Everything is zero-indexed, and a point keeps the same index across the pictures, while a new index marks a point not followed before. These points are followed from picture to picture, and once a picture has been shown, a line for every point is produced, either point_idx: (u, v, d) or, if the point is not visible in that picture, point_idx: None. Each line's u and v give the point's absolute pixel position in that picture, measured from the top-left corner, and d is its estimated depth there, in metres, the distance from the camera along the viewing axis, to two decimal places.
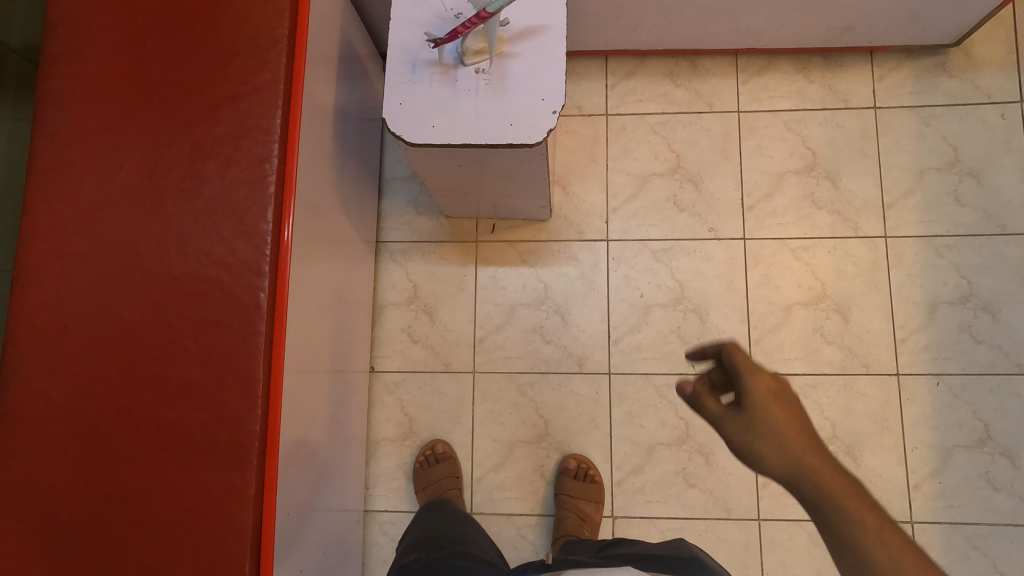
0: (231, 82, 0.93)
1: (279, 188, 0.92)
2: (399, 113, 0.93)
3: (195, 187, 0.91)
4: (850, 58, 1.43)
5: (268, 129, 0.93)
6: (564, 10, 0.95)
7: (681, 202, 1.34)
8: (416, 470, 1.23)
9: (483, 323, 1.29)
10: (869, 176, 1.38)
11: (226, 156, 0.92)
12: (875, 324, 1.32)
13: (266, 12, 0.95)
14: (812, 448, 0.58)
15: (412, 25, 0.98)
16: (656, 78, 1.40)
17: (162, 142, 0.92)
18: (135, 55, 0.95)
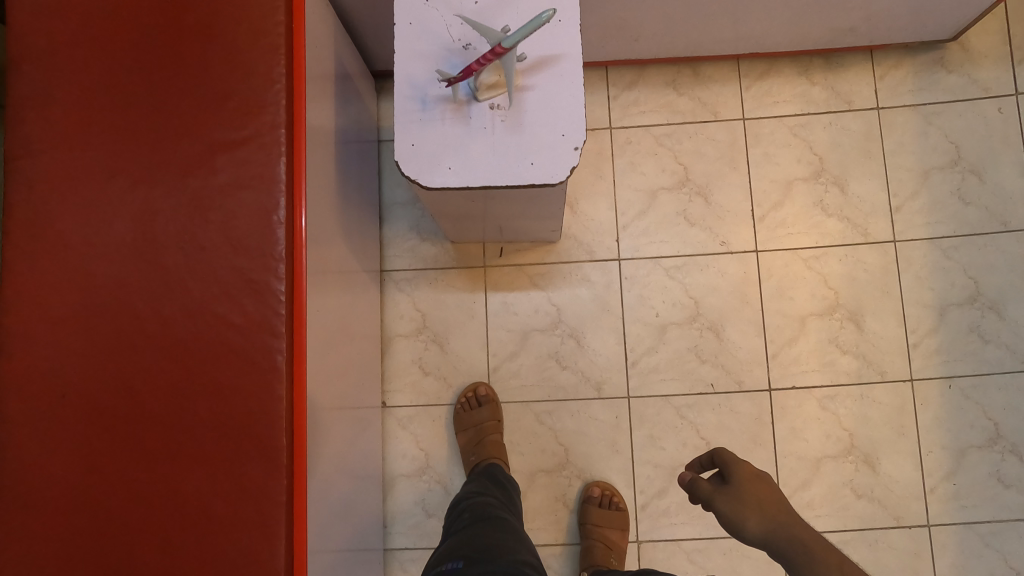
0: (228, 126, 0.85)
1: (289, 242, 0.85)
2: (412, 156, 0.86)
3: (196, 243, 0.84)
4: (851, 58, 1.37)
5: (273, 178, 0.85)
6: (580, 35, 0.87)
7: (691, 216, 1.31)
8: (459, 411, 1.21)
9: (497, 351, 1.26)
10: (875, 179, 1.34)
11: (229, 209, 0.84)
12: (889, 330, 1.31)
13: (261, 46, 0.86)
14: (778, 517, 0.71)
15: (419, 58, 0.88)
16: (658, 87, 1.35)
17: (157, 196, 0.85)
18: (119, 95, 0.86)
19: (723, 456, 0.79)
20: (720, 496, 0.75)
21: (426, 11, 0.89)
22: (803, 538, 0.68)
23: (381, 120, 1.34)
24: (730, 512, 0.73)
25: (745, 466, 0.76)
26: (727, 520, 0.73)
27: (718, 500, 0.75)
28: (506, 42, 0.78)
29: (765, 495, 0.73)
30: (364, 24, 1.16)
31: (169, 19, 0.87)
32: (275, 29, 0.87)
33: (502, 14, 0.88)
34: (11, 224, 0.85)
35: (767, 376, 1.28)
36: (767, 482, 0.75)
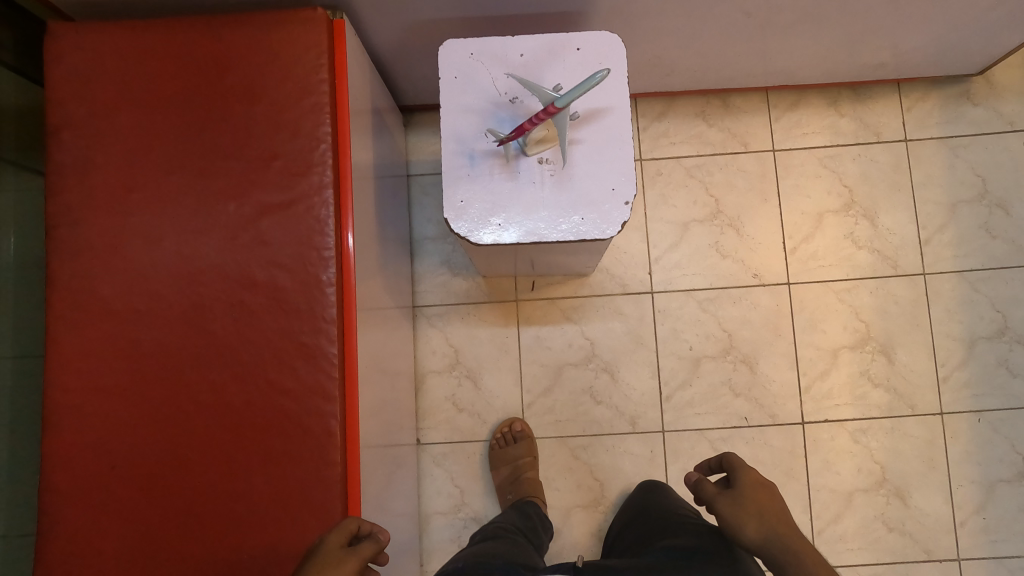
0: (276, 187, 0.84)
1: (340, 304, 0.84)
2: (462, 212, 0.85)
3: (246, 309, 0.82)
4: (879, 90, 1.38)
5: (321, 239, 0.83)
6: (627, 87, 0.87)
7: (724, 248, 1.30)
8: (494, 448, 1.20)
9: (531, 386, 1.25)
10: (904, 211, 1.35)
11: (279, 272, 0.83)
12: (919, 363, 1.32)
13: (305, 106, 0.85)
14: (773, 524, 0.76)
15: (465, 111, 0.87)
16: (688, 118, 1.34)
17: (206, 260, 0.83)
18: (165, 158, 0.84)
19: (732, 462, 0.85)
20: (722, 499, 0.80)
21: (470, 64, 0.88)
22: (796, 548, 0.72)
23: (409, 153, 1.33)
24: (730, 515, 0.77)
25: (749, 476, 0.82)
26: (726, 522, 0.78)
27: (718, 502, 0.80)
28: (558, 101, 0.76)
29: (764, 504, 0.78)
30: (397, 62, 1.14)
31: (213, 80, 0.86)
32: (319, 89, 0.86)
33: (548, 67, 0.88)
34: (54, 294, 0.82)
35: (800, 409, 1.28)
36: (768, 492, 0.80)
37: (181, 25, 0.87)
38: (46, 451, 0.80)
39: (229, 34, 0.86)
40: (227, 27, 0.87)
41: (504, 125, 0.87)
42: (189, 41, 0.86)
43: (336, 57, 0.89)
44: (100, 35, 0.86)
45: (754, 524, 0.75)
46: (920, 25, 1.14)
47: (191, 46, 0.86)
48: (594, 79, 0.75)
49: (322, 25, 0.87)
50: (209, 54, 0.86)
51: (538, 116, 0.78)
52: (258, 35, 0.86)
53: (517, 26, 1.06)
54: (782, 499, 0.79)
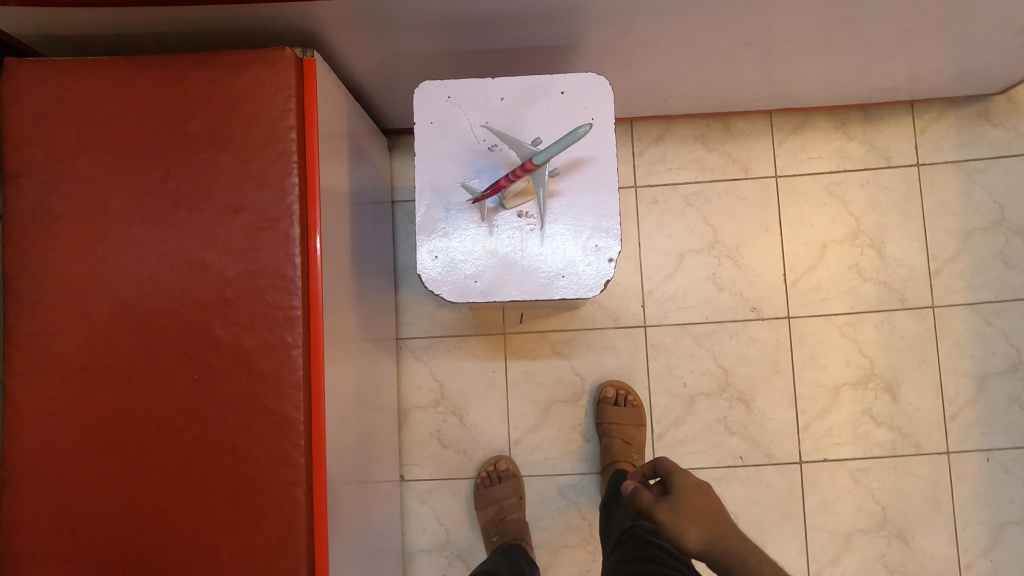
0: (240, 244, 0.80)
1: (307, 366, 0.81)
2: (435, 268, 0.81)
3: (210, 372, 0.79)
4: (891, 110, 1.31)
5: (287, 298, 0.80)
6: (613, 135, 0.82)
7: (721, 280, 1.25)
8: (479, 487, 1.18)
9: (519, 423, 1.22)
10: (914, 241, 1.29)
11: (244, 333, 0.80)
12: (925, 401, 1.26)
13: (271, 156, 0.81)
14: (715, 529, 0.79)
15: (440, 160, 0.83)
16: (686, 142, 1.28)
17: (168, 318, 0.79)
18: (123, 209, 0.80)
19: (666, 466, 0.87)
20: (662, 507, 0.82)
21: (447, 108, 0.83)
22: (741, 549, 0.76)
23: (394, 178, 1.28)
24: (672, 524, 0.79)
25: (684, 479, 0.84)
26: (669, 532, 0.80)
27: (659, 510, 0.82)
28: (536, 157, 0.73)
29: (703, 508, 0.81)
30: (379, 91, 1.10)
31: (175, 124, 0.81)
32: (286, 137, 0.81)
33: (529, 112, 0.83)
34: (13, 349, 0.79)
35: (799, 448, 1.24)
36: (705, 494, 0.83)
37: (144, 64, 0.82)
38: (6, 513, 0.78)
39: (193, 74, 0.82)
40: (191, 67, 0.82)
41: (483, 177, 0.83)
42: (151, 82, 0.82)
43: (306, 100, 0.84)
44: (54, 73, 0.81)
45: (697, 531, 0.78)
46: (937, 51, 1.07)
47: (153, 88, 0.82)
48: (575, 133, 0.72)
49: (290, 66, 0.82)
50: (172, 96, 0.81)
51: (517, 172, 0.74)
52: (224, 77, 0.82)
53: (503, 58, 1.01)
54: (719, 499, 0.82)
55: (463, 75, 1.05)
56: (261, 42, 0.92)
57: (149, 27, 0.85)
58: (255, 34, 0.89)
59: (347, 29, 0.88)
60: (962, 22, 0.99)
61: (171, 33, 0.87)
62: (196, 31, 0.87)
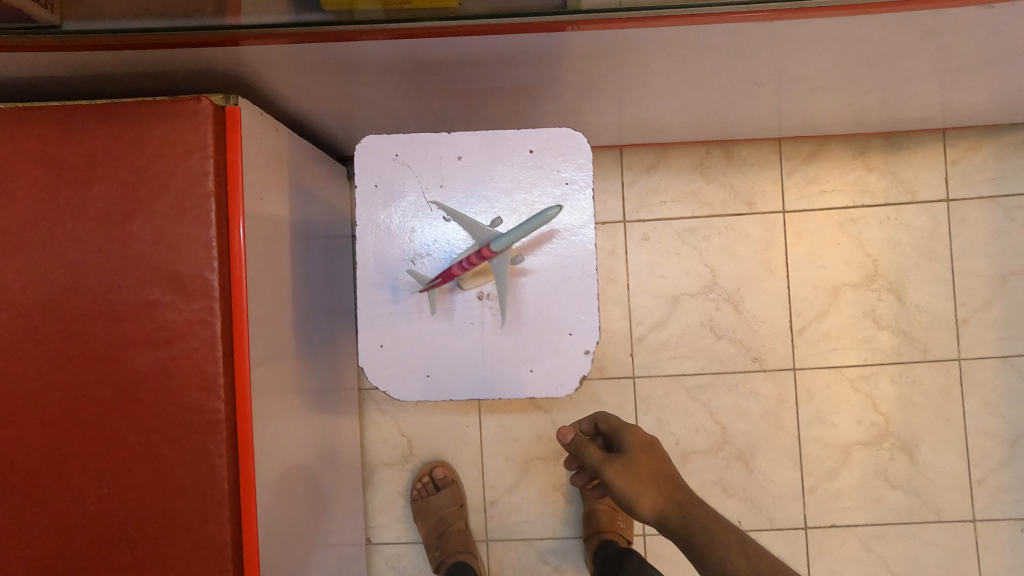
0: (153, 340, 0.71)
1: (234, 475, 0.74)
2: (380, 361, 0.70)
3: (124, 484, 0.72)
4: (918, 136, 1.16)
5: (208, 400, 0.72)
6: (592, 206, 0.70)
7: (720, 327, 1.13)
8: (415, 499, 1.10)
9: (494, 482, 1.12)
10: (940, 285, 1.16)
11: (160, 441, 0.72)
12: (947, 462, 1.16)
13: (187, 234, 0.71)
14: (676, 500, 0.70)
15: (386, 231, 0.70)
16: (683, 172, 1.15)
17: (73, 425, 0.71)
18: (17, 300, 0.70)
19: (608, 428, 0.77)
20: (614, 467, 0.71)
21: (394, 168, 0.70)
22: (699, 515, 0.68)
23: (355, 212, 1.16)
24: (625, 488, 0.69)
25: (635, 443, 0.74)
26: (619, 496, 0.70)
27: (611, 471, 0.71)
28: (494, 242, 0.62)
29: (657, 468, 0.72)
30: (331, 125, 0.97)
31: (73, 191, 0.70)
32: (204, 210, 0.71)
33: (493, 175, 0.71)
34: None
35: (803, 511, 1.15)
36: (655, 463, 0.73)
37: (33, 117, 0.70)
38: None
39: (92, 131, 0.70)
40: (90, 121, 0.70)
41: (436, 252, 0.71)
42: (44, 140, 0.70)
43: (228, 157, 0.73)
44: None
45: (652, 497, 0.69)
46: (976, 85, 0.94)
47: (45, 148, 0.70)
48: (543, 215, 0.62)
49: (208, 120, 0.71)
50: (68, 158, 0.70)
51: (472, 257, 0.63)
52: (129, 133, 0.70)
53: (469, 96, 0.88)
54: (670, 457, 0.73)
55: (425, 111, 0.92)
56: (181, 84, 0.79)
57: (41, 72, 0.73)
58: (171, 76, 0.76)
59: (279, 70, 0.76)
60: (1008, 62, 0.86)
61: (69, 77, 0.75)
62: (99, 75, 0.75)
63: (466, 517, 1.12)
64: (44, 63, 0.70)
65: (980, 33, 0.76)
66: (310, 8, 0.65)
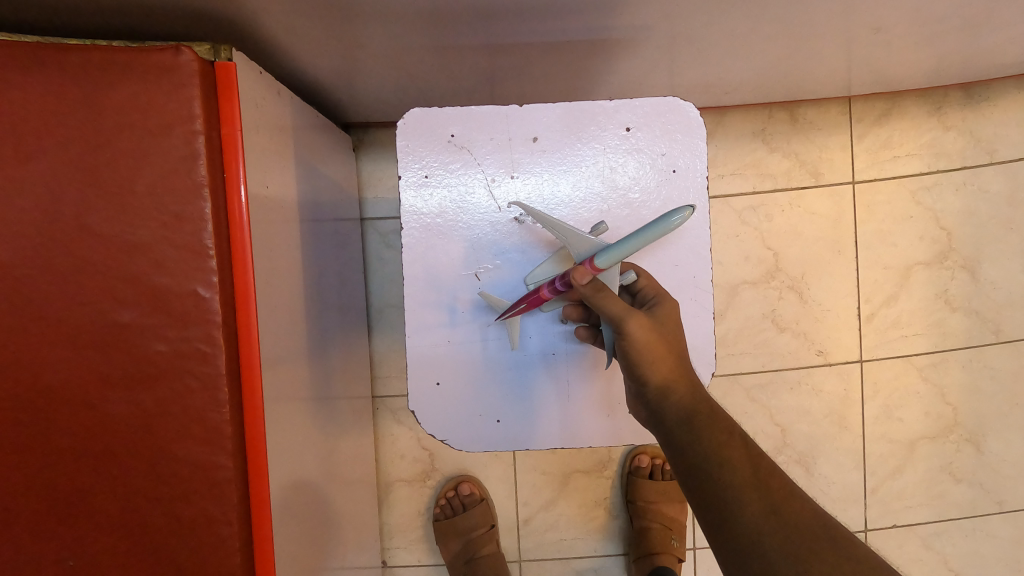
0: (132, 380, 0.54)
1: (248, 542, 0.58)
2: (438, 401, 0.58)
3: (103, 564, 0.55)
4: (998, 88, 1.03)
5: (211, 453, 0.56)
6: (705, 198, 0.57)
7: (782, 318, 1.01)
8: (439, 519, 0.96)
9: (529, 499, 0.99)
10: (1017, 258, 1.05)
11: (147, 508, 0.55)
12: (1013, 451, 1.07)
13: (170, 242, 0.53)
14: (691, 382, 0.53)
15: (443, 241, 0.57)
16: (743, 138, 1.00)
17: (21, 490, 0.53)
18: None
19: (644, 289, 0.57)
20: (638, 320, 0.52)
21: (450, 155, 0.57)
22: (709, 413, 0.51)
23: (362, 190, 0.97)
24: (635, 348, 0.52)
25: (671, 310, 0.55)
26: (628, 354, 0.52)
27: (632, 325, 0.52)
28: (596, 257, 0.51)
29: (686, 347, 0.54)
30: (339, 86, 0.78)
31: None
32: (194, 209, 0.53)
33: (580, 160, 0.57)
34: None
35: (864, 514, 1.06)
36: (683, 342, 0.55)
37: None
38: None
39: (21, 90, 0.50)
40: (18, 79, 0.50)
41: (506, 263, 0.58)
42: None
43: (223, 132, 0.55)
44: None
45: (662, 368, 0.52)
46: None
47: None
48: (667, 220, 0.47)
49: (194, 80, 0.52)
50: None
51: (563, 277, 0.52)
52: (82, 98, 0.51)
53: (522, 55, 0.70)
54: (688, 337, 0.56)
55: (463, 71, 0.74)
56: (149, 25, 0.59)
57: None
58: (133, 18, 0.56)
59: (286, 11, 0.57)
60: None
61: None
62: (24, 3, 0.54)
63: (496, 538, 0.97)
64: None
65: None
66: None
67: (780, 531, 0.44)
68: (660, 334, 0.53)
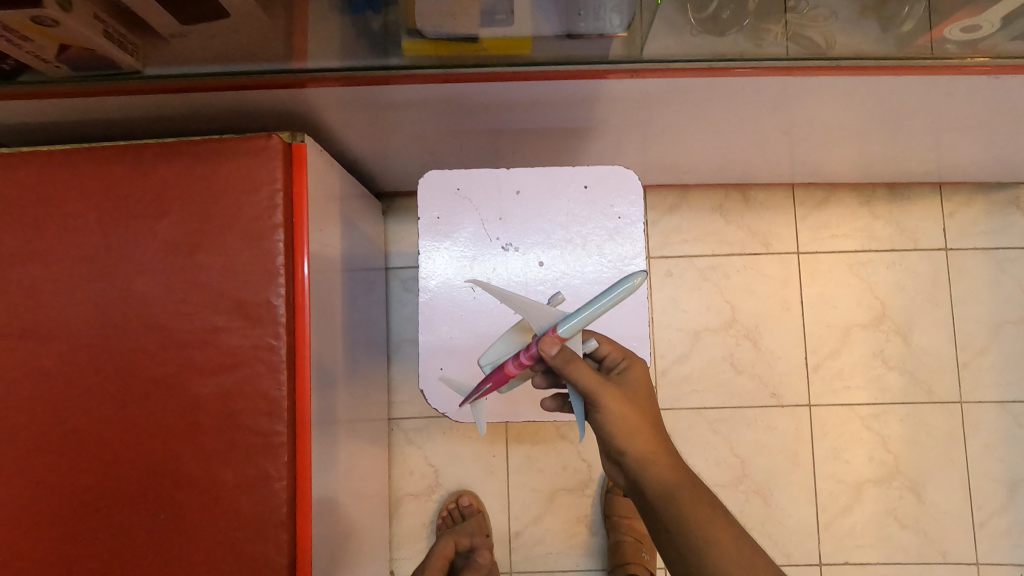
0: (219, 365, 0.72)
1: (292, 500, 0.73)
2: (440, 383, 0.76)
3: (184, 509, 0.72)
4: (918, 190, 1.24)
5: (269, 423, 0.72)
6: (643, 238, 0.77)
7: (739, 361, 1.18)
8: (441, 528, 1.10)
9: (519, 514, 1.13)
10: (943, 329, 1.22)
11: (220, 464, 0.72)
12: (953, 502, 1.19)
13: (253, 263, 0.72)
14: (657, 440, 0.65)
15: (449, 262, 0.77)
16: (703, 213, 1.21)
17: (136, 443, 0.72)
18: (89, 321, 0.72)
19: (610, 354, 0.71)
20: (609, 393, 0.64)
21: (456, 202, 0.77)
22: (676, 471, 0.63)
23: (389, 244, 1.19)
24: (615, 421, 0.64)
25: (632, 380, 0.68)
26: (607, 424, 0.64)
27: (605, 398, 0.64)
28: (561, 324, 0.61)
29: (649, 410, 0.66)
30: (378, 163, 1.01)
31: (148, 212, 0.73)
32: (272, 239, 0.73)
33: (550, 206, 0.77)
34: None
35: (818, 548, 1.18)
36: (645, 403, 0.67)
37: (105, 156, 0.73)
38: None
39: (170, 158, 0.73)
40: (168, 154, 0.73)
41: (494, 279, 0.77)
42: (127, 169, 0.73)
43: (295, 189, 0.75)
44: (24, 169, 0.73)
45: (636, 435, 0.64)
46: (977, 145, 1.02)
47: (124, 173, 0.73)
48: (619, 290, 0.59)
49: (278, 155, 0.73)
50: (143, 187, 0.73)
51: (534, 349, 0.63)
52: (206, 163, 0.73)
53: (516, 137, 0.92)
54: (650, 399, 0.68)
55: (473, 151, 0.96)
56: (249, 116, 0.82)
57: (119, 117, 0.75)
58: (240, 117, 0.79)
59: (339, 108, 0.78)
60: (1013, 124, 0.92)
61: (140, 121, 0.77)
62: (168, 118, 0.77)
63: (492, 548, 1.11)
64: (122, 107, 0.72)
65: (999, 91, 0.80)
66: (383, 52, 0.66)
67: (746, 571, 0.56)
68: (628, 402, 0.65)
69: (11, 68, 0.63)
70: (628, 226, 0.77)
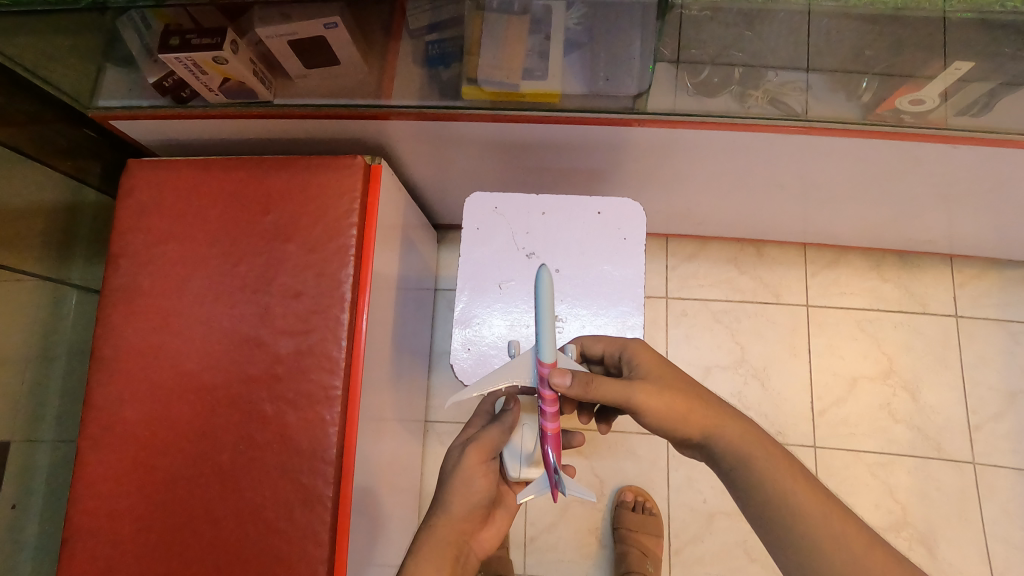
0: (294, 327, 0.88)
1: (340, 446, 0.86)
2: (467, 359, 0.92)
3: (253, 441, 0.86)
4: (929, 260, 1.35)
5: (330, 378, 0.86)
6: (643, 255, 0.93)
7: (746, 399, 1.29)
8: None
9: (536, 521, 1.24)
10: (952, 391, 1.29)
11: (285, 408, 0.86)
12: (966, 561, 1.21)
13: (331, 248, 0.89)
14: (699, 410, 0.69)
15: (481, 263, 0.94)
16: (719, 263, 1.36)
17: (222, 382, 0.87)
18: (202, 281, 0.90)
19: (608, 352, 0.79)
20: (640, 388, 0.68)
21: (493, 219, 0.95)
22: (728, 431, 0.68)
23: (440, 270, 1.39)
24: (659, 411, 0.68)
25: (647, 365, 0.73)
26: (652, 418, 0.68)
27: (640, 395, 0.68)
28: (542, 354, 0.66)
29: (679, 385, 0.70)
30: (438, 196, 1.22)
31: (258, 203, 0.92)
32: (348, 231, 0.90)
33: (567, 225, 0.95)
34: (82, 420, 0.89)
35: None
36: (671, 379, 0.71)
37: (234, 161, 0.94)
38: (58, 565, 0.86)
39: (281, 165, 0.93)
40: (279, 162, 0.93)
41: (517, 279, 0.93)
42: (248, 170, 0.93)
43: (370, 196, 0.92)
44: (173, 165, 0.95)
45: (682, 414, 0.68)
46: (971, 219, 1.14)
47: (245, 172, 0.93)
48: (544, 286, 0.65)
49: (359, 172, 0.91)
50: (256, 183, 0.92)
51: (547, 390, 0.68)
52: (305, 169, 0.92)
53: (551, 178, 1.12)
54: (677, 371, 0.73)
55: (517, 188, 1.16)
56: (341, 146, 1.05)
57: (249, 138, 0.98)
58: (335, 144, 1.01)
59: (411, 141, 0.99)
60: (997, 194, 1.02)
61: (263, 143, 1.01)
62: (284, 141, 1.00)
63: (508, 548, 1.21)
64: (252, 129, 0.95)
65: (973, 165, 0.93)
66: (451, 95, 0.87)
67: (816, 500, 0.62)
68: (659, 388, 0.69)
69: (187, 95, 0.89)
70: (632, 245, 0.94)
